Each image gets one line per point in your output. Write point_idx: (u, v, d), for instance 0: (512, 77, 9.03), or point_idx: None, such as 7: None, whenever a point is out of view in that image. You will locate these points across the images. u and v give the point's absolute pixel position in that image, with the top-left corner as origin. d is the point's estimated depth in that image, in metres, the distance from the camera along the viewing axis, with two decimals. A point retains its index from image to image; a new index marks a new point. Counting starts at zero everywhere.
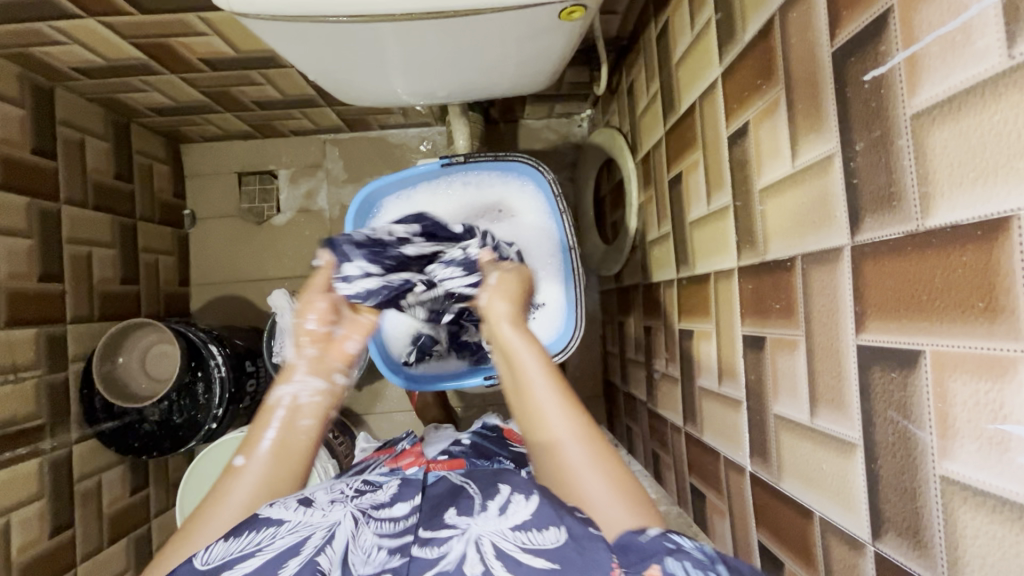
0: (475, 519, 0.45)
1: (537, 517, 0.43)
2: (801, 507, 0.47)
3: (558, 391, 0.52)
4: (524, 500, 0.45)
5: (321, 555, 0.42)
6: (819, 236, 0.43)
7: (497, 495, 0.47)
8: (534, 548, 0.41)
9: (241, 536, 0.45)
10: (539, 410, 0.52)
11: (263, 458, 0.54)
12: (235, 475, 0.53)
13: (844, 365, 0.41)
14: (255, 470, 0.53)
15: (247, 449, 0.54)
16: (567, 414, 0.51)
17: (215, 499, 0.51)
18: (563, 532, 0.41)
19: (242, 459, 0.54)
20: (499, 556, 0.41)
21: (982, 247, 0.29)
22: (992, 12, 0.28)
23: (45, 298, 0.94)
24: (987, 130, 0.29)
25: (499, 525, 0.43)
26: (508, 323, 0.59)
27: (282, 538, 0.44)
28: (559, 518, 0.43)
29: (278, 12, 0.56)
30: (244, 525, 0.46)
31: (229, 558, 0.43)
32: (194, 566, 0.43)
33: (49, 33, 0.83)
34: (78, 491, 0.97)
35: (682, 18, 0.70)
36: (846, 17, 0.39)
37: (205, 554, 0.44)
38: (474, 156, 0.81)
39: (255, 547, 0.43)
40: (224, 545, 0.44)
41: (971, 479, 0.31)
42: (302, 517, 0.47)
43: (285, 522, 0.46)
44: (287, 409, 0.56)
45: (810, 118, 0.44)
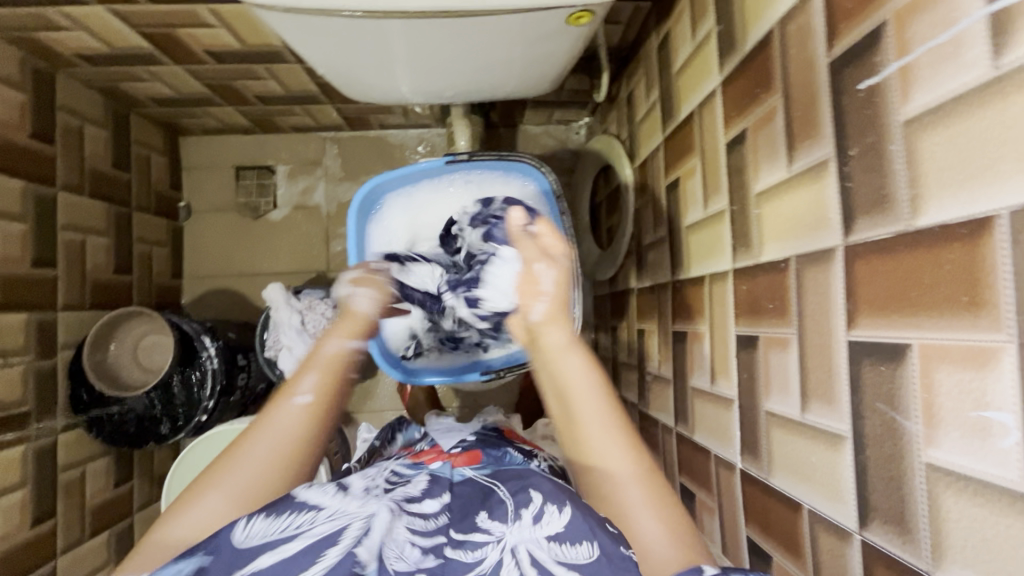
0: (510, 527, 0.46)
1: (570, 530, 0.44)
2: (790, 501, 0.49)
3: (614, 424, 0.51)
4: (557, 511, 0.46)
5: (359, 546, 0.42)
6: (813, 237, 0.45)
7: (530, 504, 0.48)
8: (567, 561, 0.42)
9: (282, 515, 0.45)
10: (592, 440, 0.51)
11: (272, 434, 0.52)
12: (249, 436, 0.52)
13: (835, 361, 0.42)
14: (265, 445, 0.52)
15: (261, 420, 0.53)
16: (620, 445, 0.50)
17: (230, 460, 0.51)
18: (596, 548, 0.42)
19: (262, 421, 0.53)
20: (534, 565, 0.42)
21: (968, 245, 0.31)
22: (981, 26, 0.30)
23: (36, 284, 0.93)
24: (974, 136, 0.31)
25: (534, 534, 0.45)
26: (569, 349, 0.54)
27: (322, 525, 0.44)
28: (592, 531, 0.43)
29: (293, 5, 0.57)
30: (281, 503, 0.46)
31: (268, 538, 0.43)
32: (234, 537, 0.43)
33: (56, 19, 0.83)
34: (61, 481, 0.95)
35: (683, 29, 0.72)
36: (844, 29, 0.41)
37: (245, 527, 0.44)
38: (477, 155, 0.82)
39: (294, 529, 0.44)
40: (264, 522, 0.44)
41: (955, 465, 0.32)
42: (340, 504, 0.47)
43: (324, 508, 0.46)
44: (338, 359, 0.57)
45: (807, 126, 0.46)
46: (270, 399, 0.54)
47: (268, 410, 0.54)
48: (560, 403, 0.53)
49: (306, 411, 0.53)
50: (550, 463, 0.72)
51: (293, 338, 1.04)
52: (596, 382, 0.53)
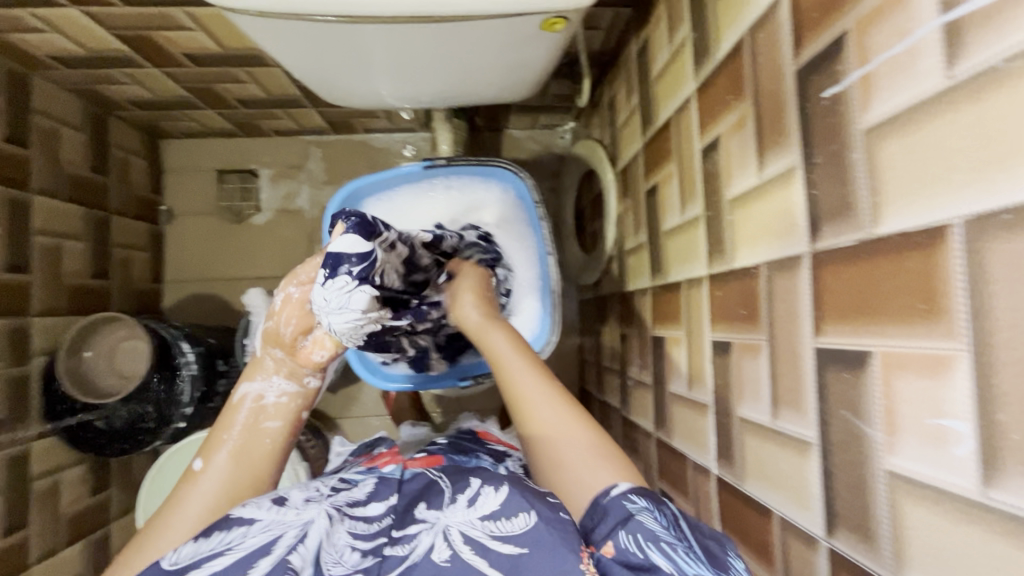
0: (444, 512, 0.47)
1: (505, 506, 0.44)
2: (762, 507, 0.49)
3: (541, 378, 0.54)
4: (493, 491, 0.46)
5: (292, 554, 0.41)
6: (783, 244, 0.45)
7: (468, 489, 0.49)
8: (502, 535, 0.42)
9: (211, 536, 0.43)
10: (526, 400, 0.53)
11: (222, 465, 0.52)
12: (192, 480, 0.52)
13: (803, 368, 0.42)
14: (212, 477, 0.51)
15: (207, 453, 0.53)
16: (551, 400, 0.52)
17: (171, 509, 0.50)
18: (532, 517, 0.42)
19: (199, 463, 0.53)
20: (468, 541, 0.43)
21: (925, 252, 0.31)
22: (935, 36, 0.30)
23: (9, 290, 0.92)
24: (930, 144, 0.31)
25: (468, 516, 0.45)
26: (496, 332, 0.61)
27: (254, 537, 0.43)
28: (529, 503, 0.44)
29: (265, 9, 0.57)
30: (213, 525, 0.44)
31: (197, 558, 0.42)
32: (161, 567, 0.42)
33: (29, 21, 0.81)
34: (34, 491, 0.93)
35: (661, 36, 0.72)
36: (808, 37, 0.41)
37: (173, 555, 0.42)
38: (456, 160, 0.82)
39: (223, 546, 0.42)
40: (193, 545, 0.43)
41: (915, 473, 0.32)
42: (275, 515, 0.45)
43: (257, 522, 0.44)
44: (251, 407, 0.56)
45: (775, 133, 0.46)
46: (178, 479, 0.52)
47: (178, 490, 0.51)
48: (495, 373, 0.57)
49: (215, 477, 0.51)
50: (523, 465, 0.72)
51: None
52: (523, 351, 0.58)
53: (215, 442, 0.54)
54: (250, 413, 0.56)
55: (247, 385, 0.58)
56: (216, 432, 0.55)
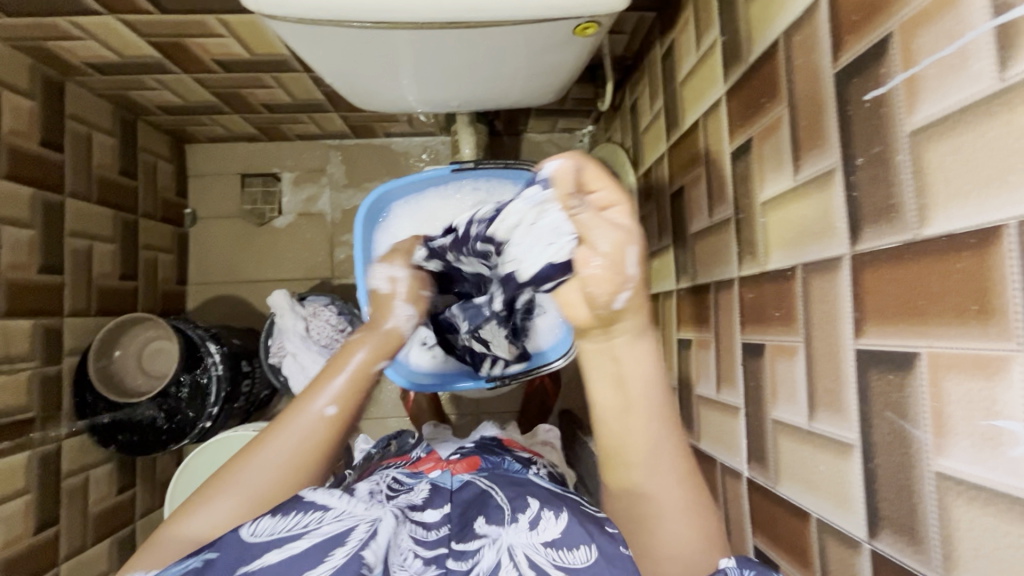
0: (506, 529, 0.47)
1: (568, 536, 0.45)
2: (798, 510, 0.49)
3: (672, 436, 0.47)
4: (554, 518, 0.47)
5: (366, 549, 0.43)
6: (820, 246, 0.45)
7: (527, 509, 0.49)
8: (565, 566, 0.43)
9: (289, 514, 0.44)
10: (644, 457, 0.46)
11: (339, 414, 0.53)
12: (315, 419, 0.52)
13: (843, 369, 0.42)
14: (329, 423, 0.53)
15: (337, 398, 0.54)
16: (673, 464, 0.46)
17: (278, 433, 0.52)
18: (593, 551, 0.43)
19: (330, 408, 0.53)
20: (531, 567, 0.44)
21: (976, 254, 0.31)
22: (987, 38, 0.31)
23: (44, 290, 0.94)
24: (981, 147, 0.31)
25: (530, 539, 0.46)
26: (641, 336, 0.45)
27: (329, 524, 0.44)
28: (589, 536, 0.44)
29: (304, 16, 0.58)
30: (289, 501, 0.45)
31: (275, 536, 0.43)
32: (241, 535, 0.43)
33: (67, 29, 0.84)
34: (65, 487, 0.95)
35: (688, 40, 0.73)
36: (849, 41, 0.42)
37: (252, 525, 0.44)
38: (484, 164, 0.83)
39: (301, 527, 0.44)
40: (271, 520, 0.44)
41: (965, 474, 0.32)
42: (348, 505, 0.46)
43: (331, 509, 0.45)
44: (363, 369, 0.57)
45: (813, 136, 0.46)
46: (299, 401, 0.53)
47: (291, 413, 0.53)
48: (621, 409, 0.46)
49: (332, 422, 0.53)
50: (548, 470, 0.73)
51: (299, 346, 1.04)
52: (658, 381, 0.46)
53: (337, 384, 0.54)
54: (362, 368, 0.57)
55: (364, 351, 0.57)
56: (331, 372, 0.55)
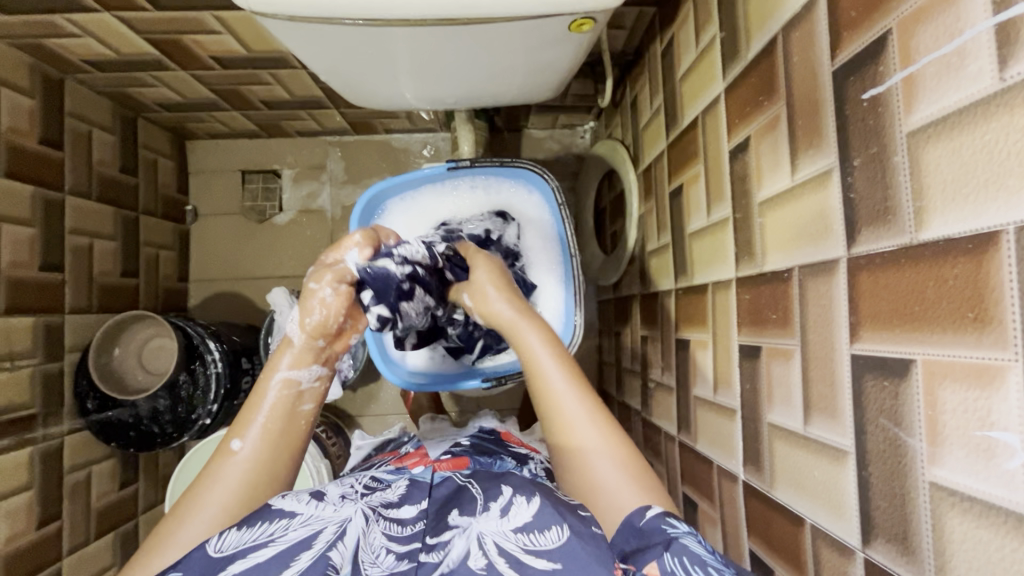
0: (477, 518, 0.48)
1: (539, 518, 0.45)
2: (792, 515, 0.48)
3: (577, 387, 0.53)
4: (525, 502, 0.47)
5: (333, 550, 0.44)
6: (817, 248, 0.44)
7: (499, 497, 0.50)
8: (536, 549, 0.43)
9: (254, 526, 0.45)
10: (564, 415, 0.52)
11: (259, 440, 0.51)
12: (229, 458, 0.50)
13: (838, 374, 0.42)
14: (249, 455, 0.50)
15: (242, 431, 0.52)
16: (591, 418, 0.51)
17: (205, 484, 0.49)
18: (564, 531, 0.43)
19: (239, 443, 0.51)
20: (502, 554, 0.43)
21: (973, 259, 0.31)
22: (986, 36, 0.30)
23: (45, 288, 0.94)
24: (980, 148, 0.30)
25: (501, 526, 0.46)
26: (523, 321, 0.60)
27: (296, 530, 0.45)
28: (560, 517, 0.44)
29: (296, 14, 0.58)
30: (254, 514, 0.46)
31: (241, 547, 0.44)
32: (206, 553, 0.43)
33: (64, 26, 0.84)
34: (68, 483, 0.96)
35: (687, 35, 0.72)
36: (847, 38, 0.40)
37: (218, 541, 0.44)
38: (480, 161, 0.82)
39: (267, 537, 0.44)
40: (237, 533, 0.44)
41: (960, 485, 0.32)
42: (314, 511, 0.48)
43: (298, 515, 0.47)
44: (286, 393, 0.54)
45: (810, 136, 0.45)
46: (211, 455, 0.51)
47: (212, 464, 0.50)
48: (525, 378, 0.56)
49: (253, 459, 0.50)
50: (545, 466, 0.73)
51: None
52: (559, 353, 0.56)
53: (251, 419, 0.52)
54: (282, 395, 0.54)
55: (281, 371, 0.54)
56: (243, 412, 0.53)
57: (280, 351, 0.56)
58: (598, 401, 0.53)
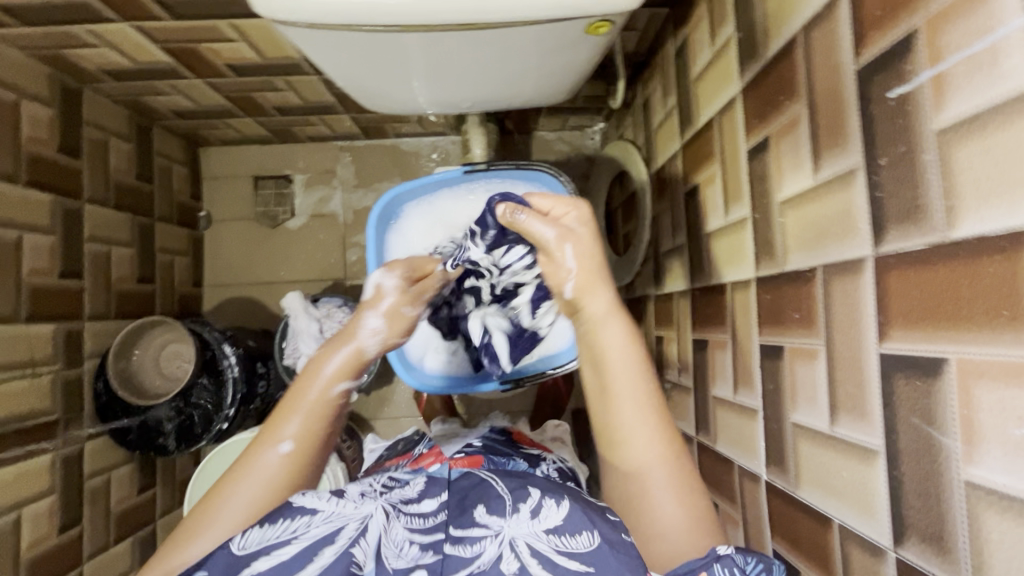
0: (507, 521, 0.47)
1: (569, 521, 0.45)
2: (819, 515, 0.48)
3: (651, 407, 0.51)
4: (555, 505, 0.47)
5: (355, 547, 0.44)
6: (842, 247, 0.44)
7: (528, 499, 0.49)
8: (567, 551, 0.43)
9: (277, 522, 0.46)
10: (626, 431, 0.51)
11: (296, 449, 0.53)
12: (269, 459, 0.52)
13: (866, 374, 0.41)
14: (284, 462, 0.52)
15: (287, 434, 0.53)
16: (655, 435, 0.51)
17: (240, 480, 0.51)
18: (596, 536, 0.43)
19: (286, 446, 0.52)
20: (534, 555, 0.43)
21: (1009, 258, 0.30)
22: (1020, 34, 0.29)
23: (64, 295, 0.95)
24: (1014, 147, 0.30)
25: (533, 527, 0.46)
26: (613, 317, 0.53)
27: (318, 527, 0.46)
28: (591, 523, 0.45)
29: (316, 21, 0.58)
30: (276, 511, 0.47)
31: (265, 544, 0.44)
32: (231, 550, 0.44)
33: (83, 37, 0.85)
34: (87, 489, 0.97)
35: (702, 36, 0.72)
36: (872, 37, 0.40)
37: (241, 539, 0.44)
38: (496, 165, 0.82)
39: (290, 534, 0.45)
40: (260, 531, 0.45)
41: (996, 483, 0.31)
42: (336, 507, 0.48)
43: (319, 512, 0.47)
44: (343, 401, 0.56)
45: (833, 135, 0.45)
46: (251, 446, 0.53)
47: (248, 457, 0.52)
48: (596, 377, 0.53)
49: (290, 463, 0.52)
50: (558, 467, 0.73)
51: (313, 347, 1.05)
52: (634, 358, 0.53)
53: (295, 423, 0.53)
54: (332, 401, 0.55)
55: (340, 381, 0.56)
56: (286, 408, 0.55)
57: (339, 351, 0.58)
58: (662, 410, 0.52)
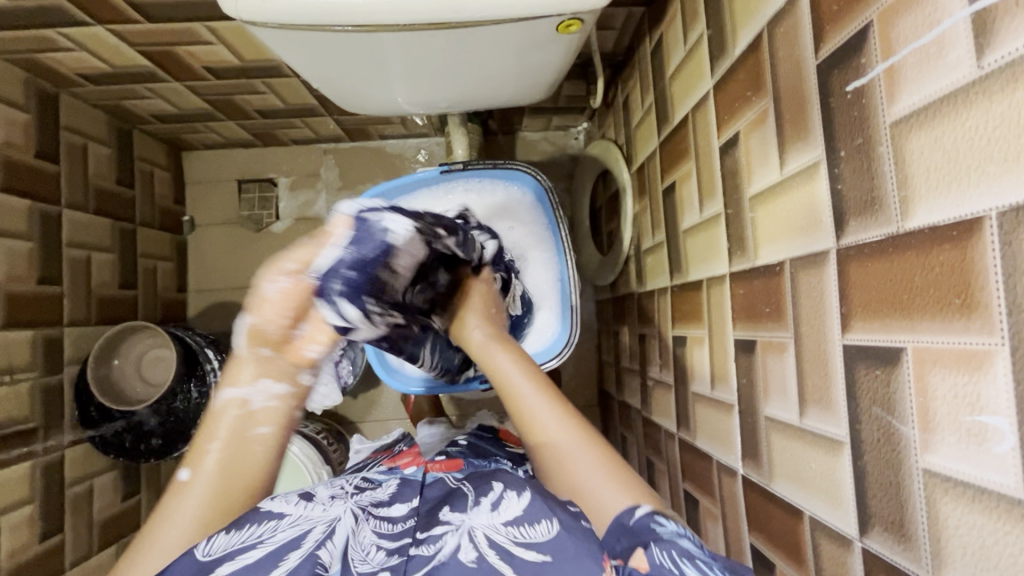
0: (468, 514, 0.47)
1: (528, 511, 0.45)
2: (791, 507, 0.48)
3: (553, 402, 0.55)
4: (516, 496, 0.47)
5: (321, 550, 0.45)
6: (808, 240, 0.44)
7: (490, 491, 0.49)
8: (525, 542, 0.43)
9: (243, 528, 0.45)
10: (531, 411, 0.55)
11: (209, 471, 0.47)
12: (180, 492, 0.47)
13: (831, 366, 0.42)
14: (200, 486, 0.47)
15: (192, 462, 0.48)
16: (552, 410, 0.55)
17: (157, 522, 0.46)
18: (554, 525, 0.43)
19: (187, 473, 0.48)
20: (492, 545, 0.43)
21: (958, 246, 0.31)
22: (963, 25, 0.30)
23: (43, 301, 0.95)
24: (961, 137, 0.30)
25: (492, 520, 0.45)
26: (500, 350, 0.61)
27: (284, 531, 0.46)
28: (550, 511, 0.44)
29: (286, 22, 0.58)
30: (243, 517, 0.46)
31: (229, 551, 0.44)
32: (196, 557, 0.43)
33: (58, 41, 0.84)
34: (69, 496, 0.96)
35: (675, 34, 0.72)
36: (830, 31, 0.41)
37: (206, 545, 0.43)
38: (473, 164, 0.83)
39: (255, 539, 0.45)
40: (225, 537, 0.44)
41: (952, 471, 0.32)
42: (303, 511, 0.49)
43: (286, 517, 0.48)
44: (236, 415, 0.49)
45: (797, 129, 0.45)
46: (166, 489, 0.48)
47: (165, 502, 0.47)
48: (505, 404, 0.57)
49: (202, 486, 0.47)
50: None
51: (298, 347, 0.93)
52: (528, 369, 0.59)
53: (206, 449, 0.49)
54: (235, 421, 0.49)
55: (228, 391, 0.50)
56: (199, 438, 0.50)
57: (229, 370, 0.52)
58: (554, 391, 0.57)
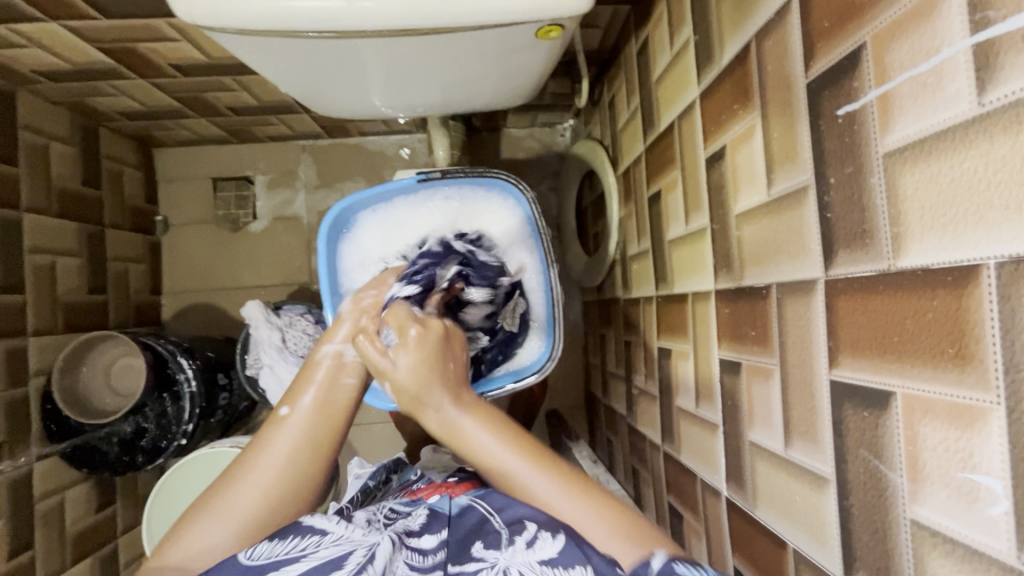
0: (503, 552, 0.46)
1: (563, 555, 0.44)
2: (774, 537, 0.47)
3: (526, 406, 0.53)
4: (552, 537, 0.46)
5: None
6: (795, 267, 0.43)
7: (525, 529, 0.48)
8: None
9: (286, 539, 0.44)
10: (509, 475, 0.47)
11: (308, 410, 0.50)
12: (279, 425, 0.49)
13: (817, 399, 0.40)
14: (299, 422, 0.49)
15: (292, 399, 0.51)
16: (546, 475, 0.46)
17: (257, 452, 0.48)
18: (588, 571, 0.42)
19: (287, 409, 0.51)
20: None
21: (953, 293, 0.29)
22: (964, 57, 0.28)
23: (4, 311, 0.90)
24: (957, 177, 0.29)
25: (527, 558, 0.45)
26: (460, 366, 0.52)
27: (327, 548, 0.43)
28: (585, 556, 0.43)
29: (246, 28, 0.54)
30: (289, 527, 0.45)
31: (273, 560, 0.42)
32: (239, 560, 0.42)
33: (9, 36, 0.79)
34: (39, 511, 0.93)
35: (662, 37, 0.69)
36: (821, 49, 0.38)
37: (250, 550, 0.43)
38: (450, 172, 0.81)
39: (298, 552, 0.43)
40: (269, 545, 0.43)
41: (942, 526, 0.30)
42: (346, 530, 0.45)
43: (330, 533, 0.45)
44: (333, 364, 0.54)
45: (785, 147, 0.43)
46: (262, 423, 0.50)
47: (262, 433, 0.50)
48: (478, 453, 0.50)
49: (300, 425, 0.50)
50: None
51: (275, 357, 1.01)
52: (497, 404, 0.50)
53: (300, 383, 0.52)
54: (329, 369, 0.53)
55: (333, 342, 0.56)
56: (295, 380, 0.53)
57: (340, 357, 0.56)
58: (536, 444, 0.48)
